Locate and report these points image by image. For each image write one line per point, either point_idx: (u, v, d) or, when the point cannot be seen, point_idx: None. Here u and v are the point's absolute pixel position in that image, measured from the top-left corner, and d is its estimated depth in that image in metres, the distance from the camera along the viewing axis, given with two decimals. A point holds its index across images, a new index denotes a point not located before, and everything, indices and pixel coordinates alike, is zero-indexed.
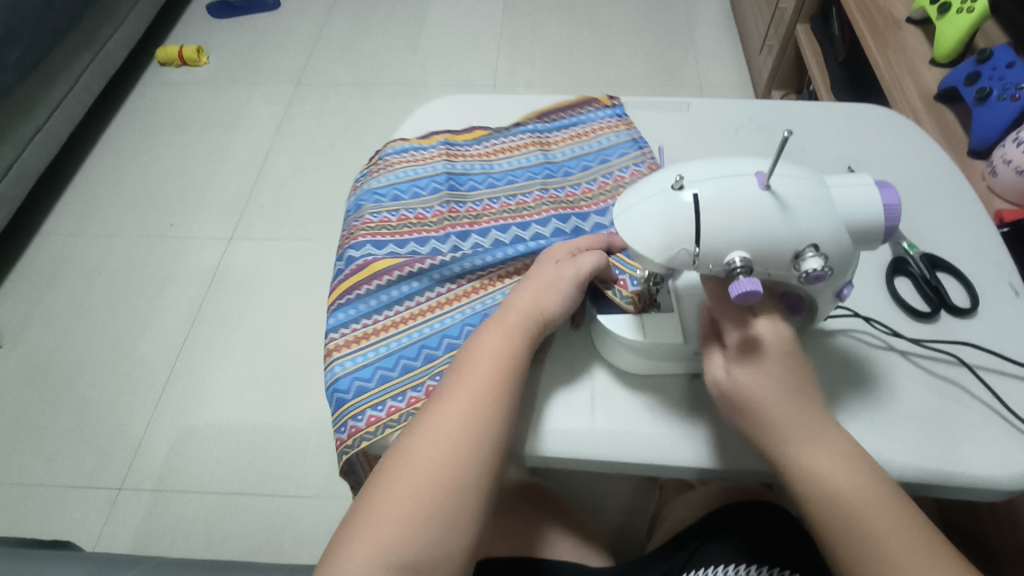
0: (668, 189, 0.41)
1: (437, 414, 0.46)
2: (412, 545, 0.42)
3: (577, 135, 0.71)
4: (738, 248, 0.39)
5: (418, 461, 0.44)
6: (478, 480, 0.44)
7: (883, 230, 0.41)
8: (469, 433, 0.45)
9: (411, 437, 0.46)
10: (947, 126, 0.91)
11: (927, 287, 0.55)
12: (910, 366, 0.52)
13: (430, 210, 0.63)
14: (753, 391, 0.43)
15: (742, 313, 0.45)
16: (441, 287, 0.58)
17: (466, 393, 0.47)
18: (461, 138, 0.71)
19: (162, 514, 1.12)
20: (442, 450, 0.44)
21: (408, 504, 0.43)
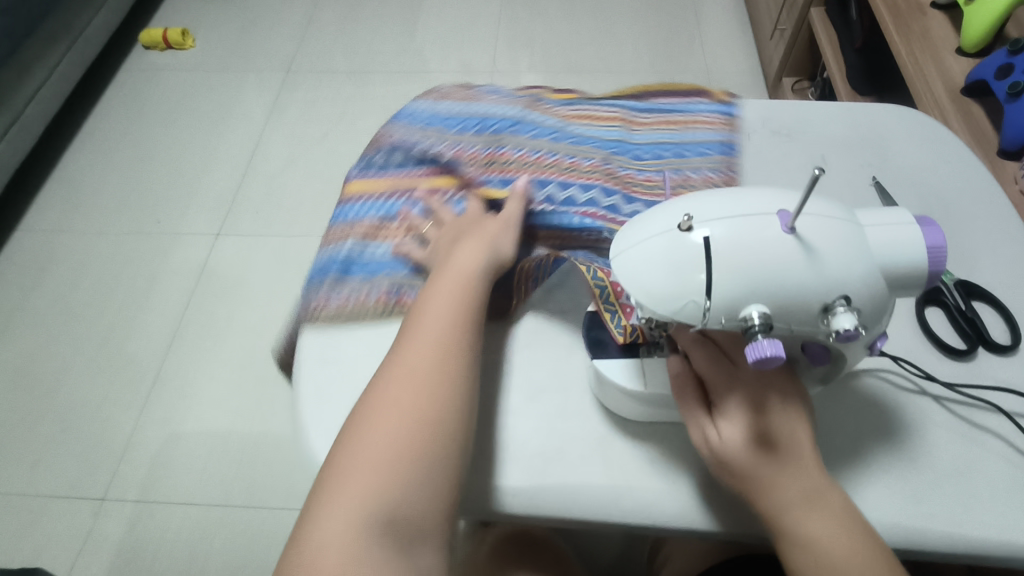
0: (673, 230, 0.35)
1: (415, 331, 0.47)
2: (408, 446, 0.41)
3: (669, 122, 0.63)
4: (756, 301, 0.34)
5: (411, 355, 0.45)
6: (462, 372, 0.45)
7: (927, 274, 0.35)
8: (447, 327, 0.46)
9: (391, 353, 0.46)
10: (976, 125, 0.84)
11: (964, 320, 0.50)
12: (943, 413, 0.46)
13: (478, 147, 0.60)
14: (750, 467, 0.37)
15: (738, 385, 0.40)
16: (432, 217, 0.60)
17: (441, 298, 0.48)
18: (552, 97, 0.66)
19: (145, 527, 1.08)
20: (424, 350, 0.45)
21: (399, 403, 0.43)
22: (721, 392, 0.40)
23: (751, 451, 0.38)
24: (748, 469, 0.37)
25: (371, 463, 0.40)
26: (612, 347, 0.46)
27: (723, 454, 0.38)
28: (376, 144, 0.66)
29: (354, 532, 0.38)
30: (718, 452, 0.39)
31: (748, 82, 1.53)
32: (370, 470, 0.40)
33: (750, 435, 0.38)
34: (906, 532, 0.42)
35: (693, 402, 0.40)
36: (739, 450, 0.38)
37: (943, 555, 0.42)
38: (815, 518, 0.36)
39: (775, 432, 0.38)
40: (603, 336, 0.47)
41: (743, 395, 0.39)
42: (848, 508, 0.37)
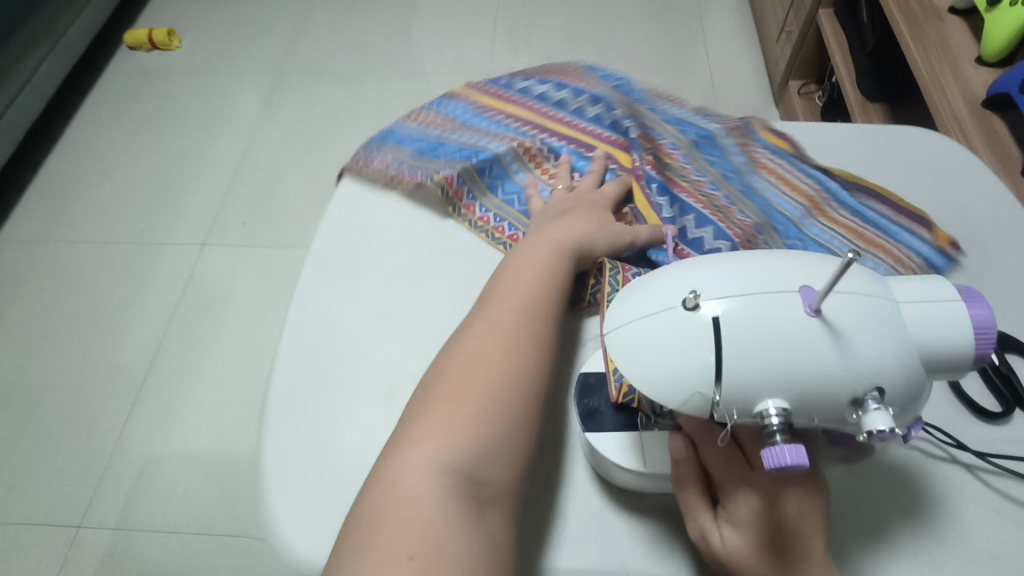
0: (677, 308, 0.30)
1: (495, 296, 0.45)
2: (490, 408, 0.39)
3: (857, 229, 0.54)
4: (773, 395, 0.29)
5: (490, 319, 0.44)
6: (545, 343, 0.43)
7: (973, 357, 0.30)
8: (531, 292, 0.45)
9: (471, 317, 0.45)
10: (998, 144, 0.79)
11: (998, 378, 0.45)
12: (977, 484, 0.42)
13: (666, 144, 0.61)
14: (752, 568, 0.34)
15: (744, 476, 0.36)
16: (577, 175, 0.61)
17: (527, 264, 0.47)
18: (760, 134, 0.62)
19: (124, 556, 1.04)
20: (506, 315, 0.43)
21: (481, 364, 0.41)
22: (726, 481, 0.36)
23: (756, 557, 0.34)
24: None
25: (451, 420, 0.38)
26: (606, 417, 0.41)
27: (726, 559, 0.35)
28: (546, 70, 0.70)
29: (429, 486, 0.36)
30: (719, 554, 0.35)
31: (753, 86, 1.48)
32: (448, 427, 0.38)
33: (756, 538, 0.34)
34: None
35: (693, 493, 0.37)
36: (743, 549, 0.34)
37: None
38: None
39: (788, 529, 0.34)
40: (598, 405, 0.42)
41: (749, 488, 0.35)
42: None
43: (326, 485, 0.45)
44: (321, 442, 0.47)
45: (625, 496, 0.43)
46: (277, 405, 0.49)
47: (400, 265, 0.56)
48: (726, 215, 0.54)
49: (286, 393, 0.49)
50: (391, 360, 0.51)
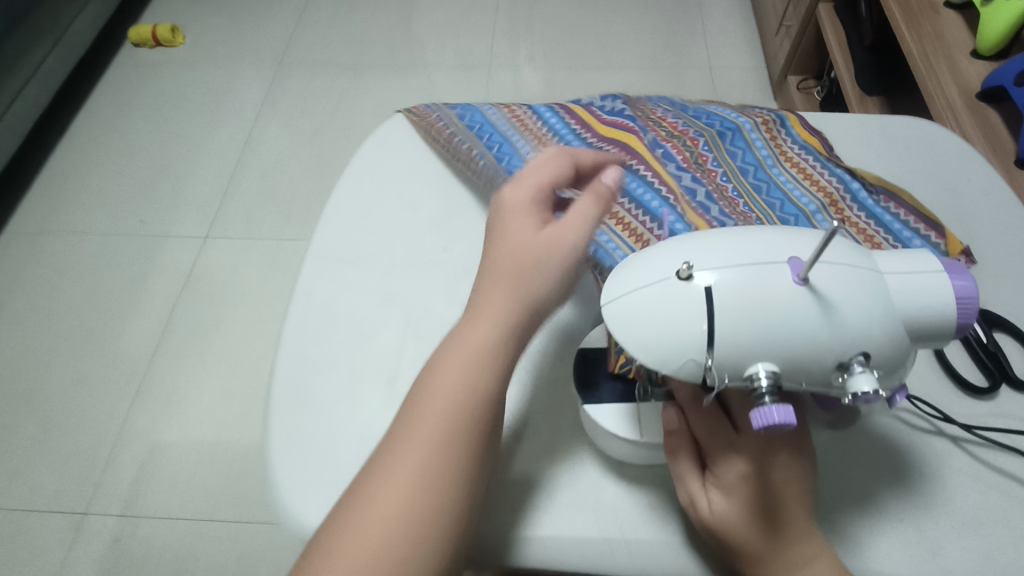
0: (671, 278, 0.31)
1: (431, 383, 0.41)
2: (395, 555, 0.36)
3: (867, 227, 0.54)
4: (763, 359, 0.30)
5: (423, 414, 0.40)
6: (471, 468, 0.39)
7: (954, 327, 0.32)
8: (461, 401, 0.40)
9: (397, 425, 0.40)
10: (992, 132, 0.80)
11: (984, 354, 0.47)
12: (962, 456, 0.43)
13: (683, 128, 0.61)
14: (738, 530, 0.36)
15: (731, 440, 0.37)
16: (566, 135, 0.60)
17: (462, 354, 0.41)
18: (792, 128, 0.61)
19: (129, 543, 1.04)
20: (433, 434, 0.39)
21: (394, 499, 0.37)
22: (714, 447, 0.38)
23: (743, 521, 0.36)
24: (738, 540, 0.36)
25: (355, 567, 0.35)
26: (604, 389, 0.42)
27: (713, 525, 0.36)
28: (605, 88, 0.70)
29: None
30: (705, 519, 0.37)
31: (752, 79, 1.49)
32: (346, 574, 0.35)
33: (743, 502, 0.36)
34: None
35: (684, 460, 0.38)
36: (729, 513, 0.36)
37: None
38: None
39: (773, 490, 0.36)
40: (596, 377, 0.43)
41: (738, 453, 0.37)
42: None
43: (336, 466, 0.44)
44: (326, 423, 0.46)
45: (622, 469, 0.44)
46: (282, 386, 0.48)
47: (407, 250, 0.55)
48: (732, 204, 0.54)
49: (291, 375, 0.48)
50: (398, 346, 0.50)
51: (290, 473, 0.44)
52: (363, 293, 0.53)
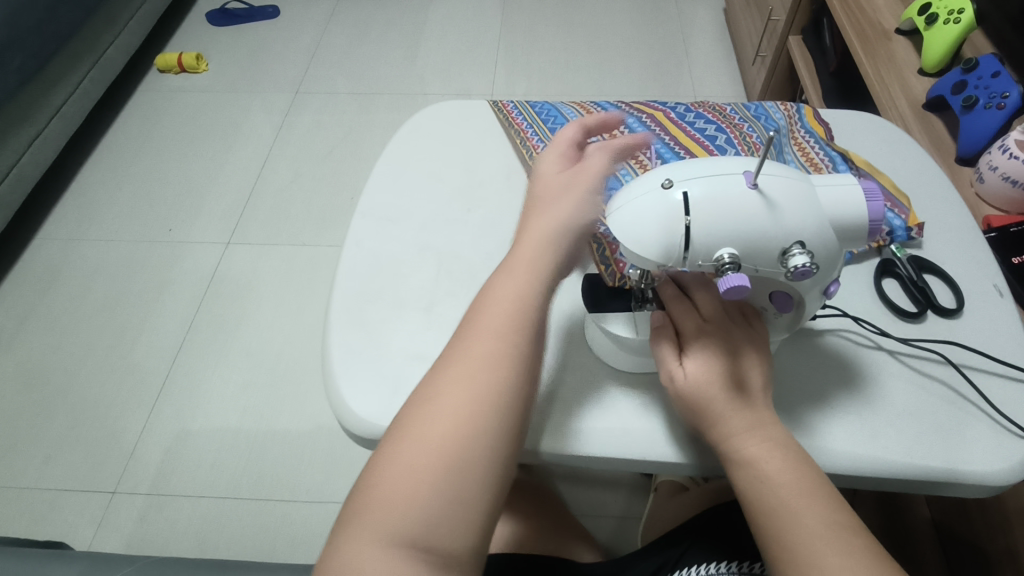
0: (658, 189, 0.42)
1: (485, 307, 0.45)
2: (474, 426, 0.41)
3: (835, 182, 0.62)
4: (726, 245, 0.41)
5: (479, 334, 0.44)
6: (530, 355, 0.44)
7: (868, 227, 0.42)
8: (521, 306, 0.45)
9: (454, 341, 0.45)
10: (936, 135, 0.92)
11: (915, 288, 0.57)
12: (897, 364, 0.53)
13: (710, 105, 0.70)
14: (704, 389, 0.45)
15: (700, 329, 0.47)
16: (602, 111, 0.70)
17: (528, 255, 0.46)
18: (806, 116, 0.70)
19: (156, 519, 1.10)
20: (492, 332, 0.44)
21: (461, 395, 0.42)
22: (691, 339, 0.47)
23: (711, 383, 0.45)
24: (707, 401, 0.45)
25: (439, 435, 0.41)
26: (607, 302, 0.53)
27: (690, 387, 0.46)
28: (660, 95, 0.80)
29: (415, 518, 0.39)
30: (684, 390, 0.46)
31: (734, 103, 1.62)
32: (427, 464, 0.40)
33: (711, 373, 0.46)
34: (858, 465, 0.49)
35: (665, 344, 0.48)
36: (698, 380, 0.46)
37: (893, 484, 0.49)
38: (755, 443, 0.44)
39: (745, 373, 0.46)
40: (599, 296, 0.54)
41: (707, 344, 0.46)
42: (787, 440, 0.45)
43: (383, 371, 0.54)
44: (374, 342, 0.56)
45: (630, 377, 0.54)
46: (339, 312, 0.58)
47: (437, 209, 0.66)
48: (750, 149, 0.62)
49: (345, 301, 0.59)
50: (431, 282, 0.60)
51: (347, 381, 0.54)
52: (402, 241, 0.63)
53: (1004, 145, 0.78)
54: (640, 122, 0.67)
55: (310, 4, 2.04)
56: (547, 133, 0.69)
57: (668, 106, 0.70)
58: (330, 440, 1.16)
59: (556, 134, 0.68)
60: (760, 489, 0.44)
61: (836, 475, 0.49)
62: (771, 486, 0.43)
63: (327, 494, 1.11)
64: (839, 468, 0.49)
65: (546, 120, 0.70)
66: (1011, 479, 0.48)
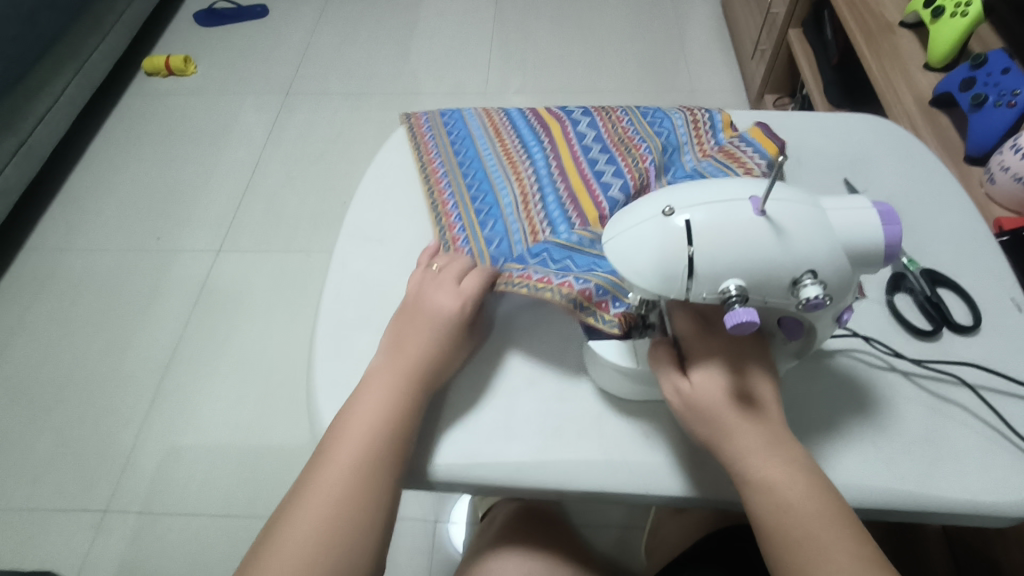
0: (658, 216, 0.39)
1: (362, 402, 0.48)
2: (340, 520, 0.44)
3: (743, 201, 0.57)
4: (733, 275, 0.38)
5: (353, 428, 0.47)
6: (399, 450, 0.47)
7: (884, 253, 0.40)
8: (391, 405, 0.48)
9: (334, 429, 0.48)
10: (943, 132, 0.89)
11: (929, 304, 0.54)
12: (912, 387, 0.51)
13: (629, 131, 0.64)
14: (713, 403, 0.43)
15: (709, 352, 0.44)
16: (517, 151, 0.65)
17: (406, 357, 0.50)
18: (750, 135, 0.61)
19: (149, 538, 1.07)
20: (366, 430, 0.47)
21: (332, 490, 0.45)
22: (697, 350, 0.45)
23: (717, 397, 0.43)
24: (717, 413, 0.42)
25: (312, 524, 0.44)
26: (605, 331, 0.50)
27: (696, 401, 0.43)
28: None
29: None
30: (689, 411, 0.43)
31: (732, 99, 1.59)
32: (299, 552, 0.43)
33: (719, 385, 0.43)
34: (872, 494, 0.46)
35: (664, 363, 0.45)
36: (708, 394, 0.43)
37: (907, 515, 0.47)
38: (774, 464, 0.41)
39: (748, 381, 0.43)
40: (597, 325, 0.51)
41: (713, 356, 0.44)
42: (806, 460, 0.42)
43: None
44: (362, 372, 0.53)
45: (629, 406, 0.51)
46: (324, 340, 0.55)
47: (426, 226, 0.63)
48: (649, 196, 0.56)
49: (331, 329, 0.56)
50: None
51: (331, 415, 0.51)
52: (388, 264, 0.60)
53: (1017, 144, 0.75)
54: (545, 161, 0.63)
55: (299, 3, 2.00)
56: (460, 181, 0.64)
57: (579, 131, 0.65)
58: None
59: (470, 185, 0.63)
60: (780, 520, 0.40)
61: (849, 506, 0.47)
62: (792, 511, 0.40)
63: None
64: (852, 498, 0.46)
65: (464, 164, 0.66)
66: None
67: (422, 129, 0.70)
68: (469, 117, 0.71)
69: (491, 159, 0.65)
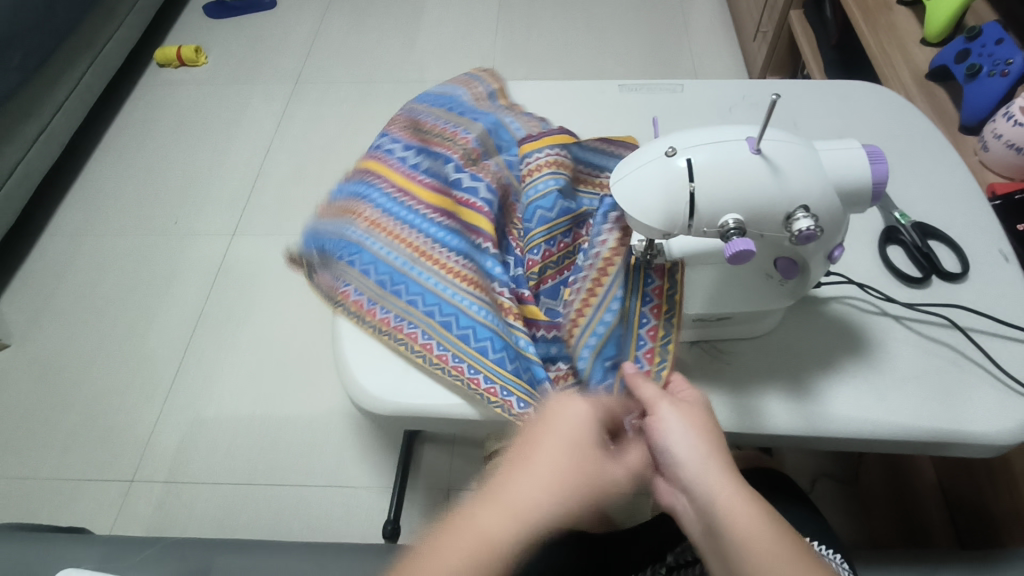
0: (662, 157, 0.42)
1: (474, 511, 0.39)
2: None
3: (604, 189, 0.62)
4: (730, 211, 0.41)
5: (457, 544, 0.37)
6: None
7: (871, 191, 0.43)
8: (508, 534, 0.38)
9: (434, 540, 0.38)
10: (938, 103, 0.92)
11: (920, 254, 0.57)
12: (903, 330, 0.54)
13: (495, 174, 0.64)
14: (693, 414, 0.45)
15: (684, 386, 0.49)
16: (453, 254, 0.58)
17: (535, 481, 0.40)
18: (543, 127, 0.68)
19: (173, 506, 1.11)
20: (471, 550, 0.37)
21: None
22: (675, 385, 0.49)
23: (700, 413, 0.45)
24: (700, 423, 0.44)
25: None
26: None
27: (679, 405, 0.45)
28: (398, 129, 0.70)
29: None
30: (656, 441, 0.44)
31: None
32: None
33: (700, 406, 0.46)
34: (863, 426, 0.49)
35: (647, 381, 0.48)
36: (692, 408, 0.45)
37: (900, 445, 0.50)
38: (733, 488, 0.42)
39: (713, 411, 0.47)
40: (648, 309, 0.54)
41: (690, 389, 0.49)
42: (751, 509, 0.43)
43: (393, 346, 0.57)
44: None
45: None
46: None
47: None
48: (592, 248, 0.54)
49: None
50: None
51: (355, 355, 0.56)
52: None
53: (1009, 112, 0.77)
54: (489, 253, 0.58)
55: None
56: (433, 323, 0.55)
57: (480, 197, 0.61)
58: (341, 425, 1.17)
59: (444, 322, 0.55)
60: (737, 536, 0.38)
61: (845, 440, 0.50)
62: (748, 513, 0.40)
63: (340, 479, 1.12)
64: (846, 431, 0.49)
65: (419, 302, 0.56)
66: (1016, 439, 0.49)
67: (351, 304, 0.58)
68: (376, 244, 0.60)
69: (435, 277, 0.57)
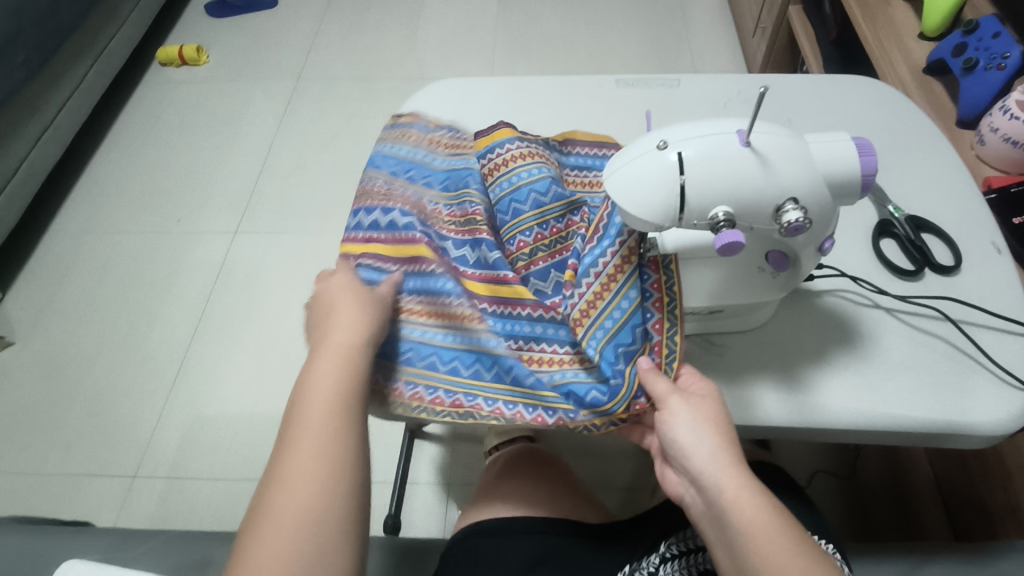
0: (653, 150, 0.43)
1: (307, 387, 0.47)
2: (318, 508, 0.42)
3: (588, 182, 0.60)
4: (721, 204, 0.42)
5: (308, 421, 0.45)
6: (359, 426, 0.46)
7: (861, 183, 0.43)
8: (343, 388, 0.46)
9: (287, 430, 0.46)
10: (935, 98, 0.92)
11: (913, 247, 0.58)
12: (895, 322, 0.54)
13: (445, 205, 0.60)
14: (700, 407, 0.46)
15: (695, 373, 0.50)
16: (453, 298, 0.54)
17: (335, 342, 0.48)
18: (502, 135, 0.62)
19: (176, 500, 1.13)
20: (320, 417, 0.45)
21: (307, 481, 0.43)
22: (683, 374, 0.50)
23: (708, 405, 0.46)
24: (706, 416, 0.46)
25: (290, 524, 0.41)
26: None
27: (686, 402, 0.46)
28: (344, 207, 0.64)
29: None
30: (667, 433, 0.46)
31: None
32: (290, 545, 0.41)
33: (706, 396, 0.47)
34: (857, 417, 0.50)
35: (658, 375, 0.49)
36: (698, 400, 0.46)
37: (893, 436, 0.50)
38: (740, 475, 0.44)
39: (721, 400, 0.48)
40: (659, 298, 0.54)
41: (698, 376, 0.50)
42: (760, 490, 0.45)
43: None
44: None
45: None
46: None
47: None
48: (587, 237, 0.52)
49: None
50: None
51: None
52: None
53: (1005, 105, 0.77)
54: (437, 274, 0.55)
55: None
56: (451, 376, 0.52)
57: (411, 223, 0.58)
58: None
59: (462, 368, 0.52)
60: (740, 527, 0.41)
61: (841, 431, 0.50)
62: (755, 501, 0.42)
63: None
64: (841, 422, 0.50)
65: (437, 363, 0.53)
66: (1009, 428, 0.49)
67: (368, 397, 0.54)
68: None
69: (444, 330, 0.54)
